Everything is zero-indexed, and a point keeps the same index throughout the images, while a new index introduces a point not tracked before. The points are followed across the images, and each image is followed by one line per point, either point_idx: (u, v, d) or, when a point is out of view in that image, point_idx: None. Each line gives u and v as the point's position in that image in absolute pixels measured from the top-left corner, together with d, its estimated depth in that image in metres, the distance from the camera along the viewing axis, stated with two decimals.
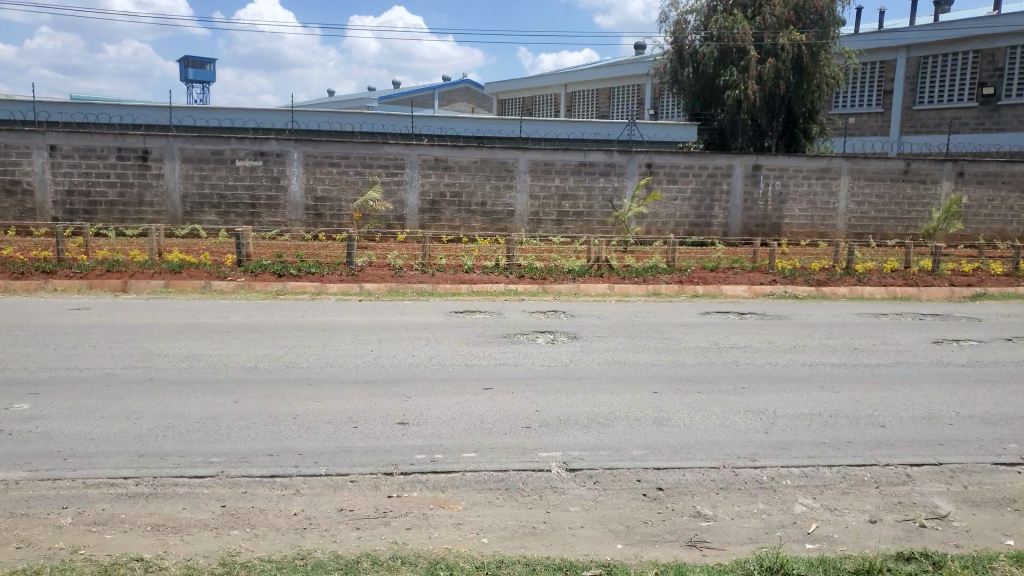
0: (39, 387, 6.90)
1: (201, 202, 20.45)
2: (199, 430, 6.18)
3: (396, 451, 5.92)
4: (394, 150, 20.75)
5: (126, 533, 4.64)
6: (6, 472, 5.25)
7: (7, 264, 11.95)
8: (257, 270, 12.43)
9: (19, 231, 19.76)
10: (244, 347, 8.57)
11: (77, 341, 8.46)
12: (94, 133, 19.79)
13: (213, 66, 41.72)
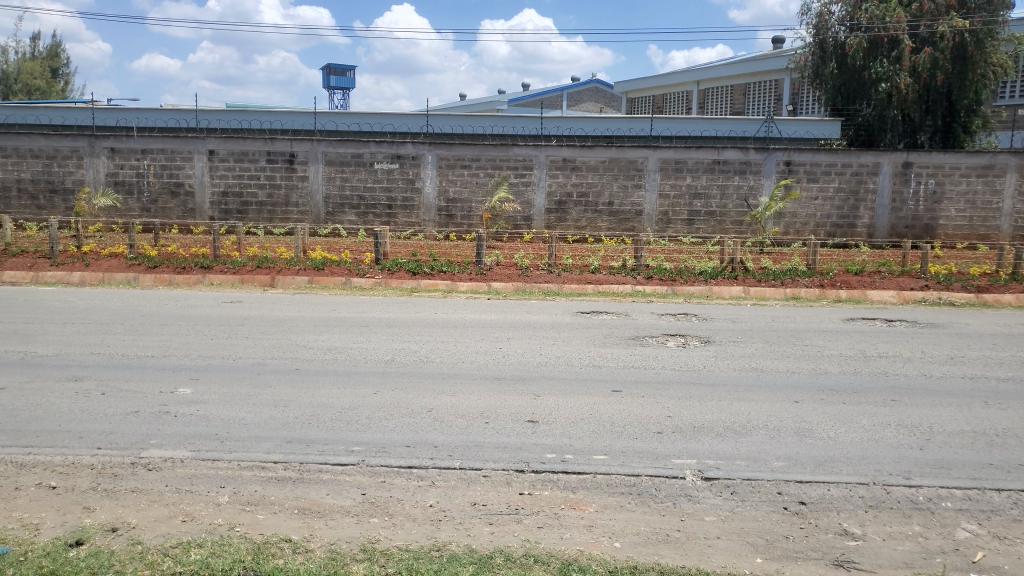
0: (199, 373, 7.46)
1: (342, 203, 21.46)
2: (341, 419, 6.47)
3: (527, 449, 5.95)
4: (524, 151, 20.99)
5: (275, 515, 4.91)
6: (174, 450, 5.69)
7: (171, 259, 13.01)
8: (392, 268, 12.90)
9: (181, 229, 21.44)
10: (380, 342, 8.90)
11: (231, 332, 9.08)
12: (247, 138, 21.20)
13: (353, 72, 43.71)
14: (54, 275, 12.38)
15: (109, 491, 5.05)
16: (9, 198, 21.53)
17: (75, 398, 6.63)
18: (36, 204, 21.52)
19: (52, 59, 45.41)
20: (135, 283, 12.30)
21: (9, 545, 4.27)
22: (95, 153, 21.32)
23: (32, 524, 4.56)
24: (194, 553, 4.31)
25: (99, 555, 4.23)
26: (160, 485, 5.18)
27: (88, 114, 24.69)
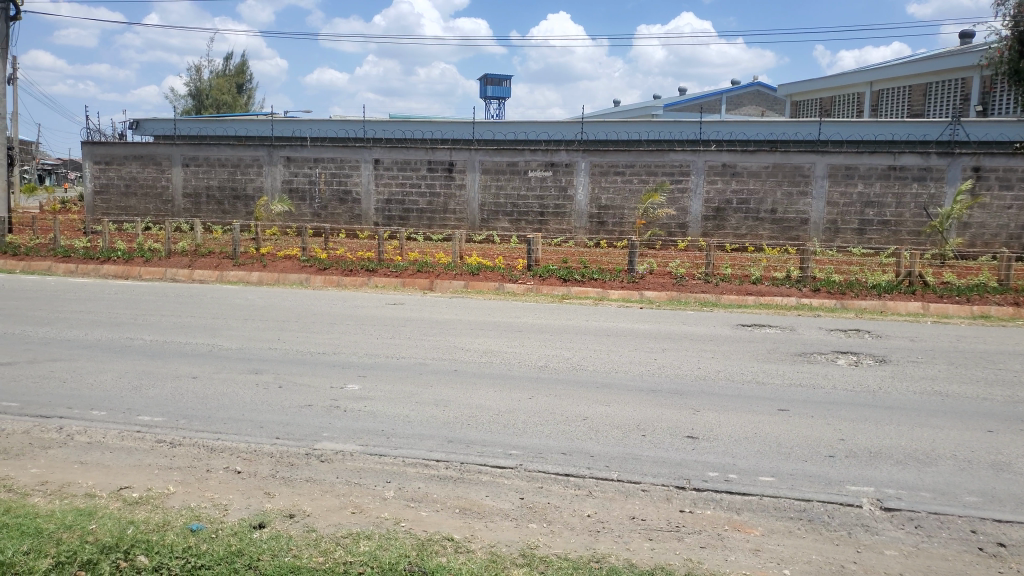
0: (366, 371, 7.81)
1: (496, 211, 21.92)
2: (500, 422, 6.55)
3: (688, 465, 5.75)
4: (681, 158, 20.63)
5: (438, 513, 5.02)
6: (344, 444, 5.98)
7: (339, 261, 13.78)
8: (543, 275, 13.00)
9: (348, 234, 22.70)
10: (534, 347, 8.95)
11: (395, 332, 9.46)
12: (409, 148, 22.17)
13: (509, 82, 44.62)
14: (237, 274, 13.46)
15: (287, 479, 5.36)
16: (199, 204, 23.66)
17: (258, 389, 7.13)
18: (221, 209, 23.49)
19: (238, 76, 49.50)
20: (307, 284, 13.12)
21: (202, 522, 4.63)
22: (273, 162, 23.04)
23: (222, 504, 4.92)
24: (364, 545, 4.48)
25: (279, 539, 4.48)
26: (332, 476, 5.45)
27: (268, 127, 26.82)
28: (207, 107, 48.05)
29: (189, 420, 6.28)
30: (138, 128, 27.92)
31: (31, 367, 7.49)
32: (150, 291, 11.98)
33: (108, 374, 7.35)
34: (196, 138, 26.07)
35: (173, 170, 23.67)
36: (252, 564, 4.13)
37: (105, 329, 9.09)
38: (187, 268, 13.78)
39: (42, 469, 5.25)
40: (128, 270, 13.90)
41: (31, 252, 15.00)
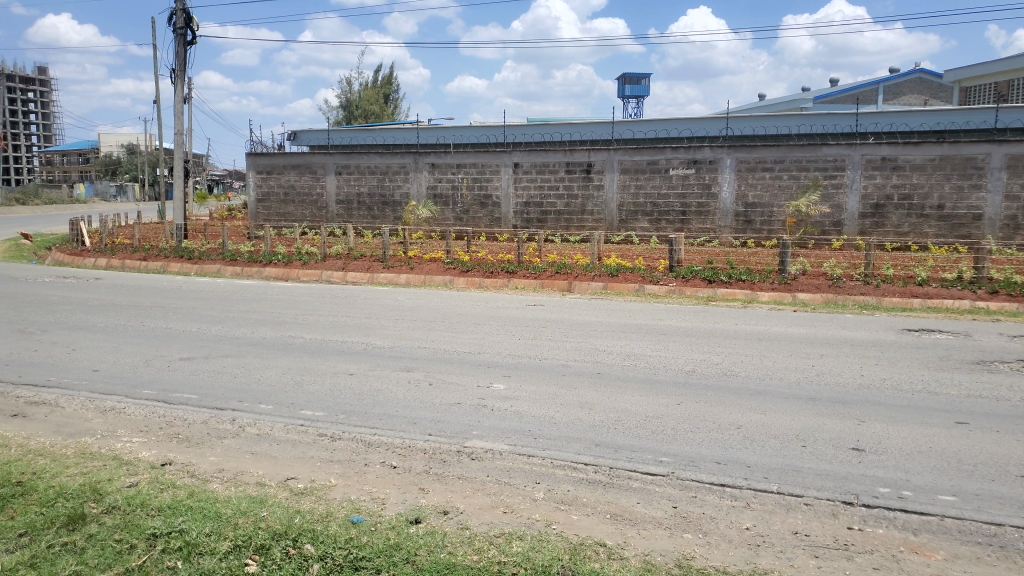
0: (511, 371, 7.88)
1: (636, 211, 21.61)
2: (648, 427, 6.40)
3: (854, 479, 5.37)
4: (835, 151, 19.53)
5: (589, 517, 4.94)
6: (493, 443, 6.04)
7: (481, 263, 14.06)
8: (687, 276, 12.67)
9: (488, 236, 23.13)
10: (680, 351, 8.70)
11: (537, 334, 9.47)
12: (549, 150, 22.29)
13: (648, 80, 43.98)
14: (386, 276, 14.03)
15: (439, 475, 5.47)
16: (350, 210, 24.89)
17: (409, 386, 7.36)
18: (371, 214, 24.58)
19: (385, 86, 51.67)
20: (450, 285, 13.47)
21: (362, 515, 4.80)
22: (418, 168, 23.87)
23: (379, 498, 5.08)
24: (516, 545, 4.48)
25: (434, 535, 4.57)
26: (482, 474, 5.51)
27: (413, 135, 27.91)
28: (357, 117, 50.74)
29: (348, 415, 6.56)
30: (294, 139, 29.79)
31: (208, 361, 8.11)
32: (308, 292, 12.69)
33: (274, 370, 7.83)
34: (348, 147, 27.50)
35: (327, 178, 25.02)
36: (410, 558, 4.22)
37: (270, 327, 9.71)
38: (340, 270, 14.52)
39: (219, 458, 5.64)
40: (287, 272, 14.81)
41: (204, 256, 16.28)
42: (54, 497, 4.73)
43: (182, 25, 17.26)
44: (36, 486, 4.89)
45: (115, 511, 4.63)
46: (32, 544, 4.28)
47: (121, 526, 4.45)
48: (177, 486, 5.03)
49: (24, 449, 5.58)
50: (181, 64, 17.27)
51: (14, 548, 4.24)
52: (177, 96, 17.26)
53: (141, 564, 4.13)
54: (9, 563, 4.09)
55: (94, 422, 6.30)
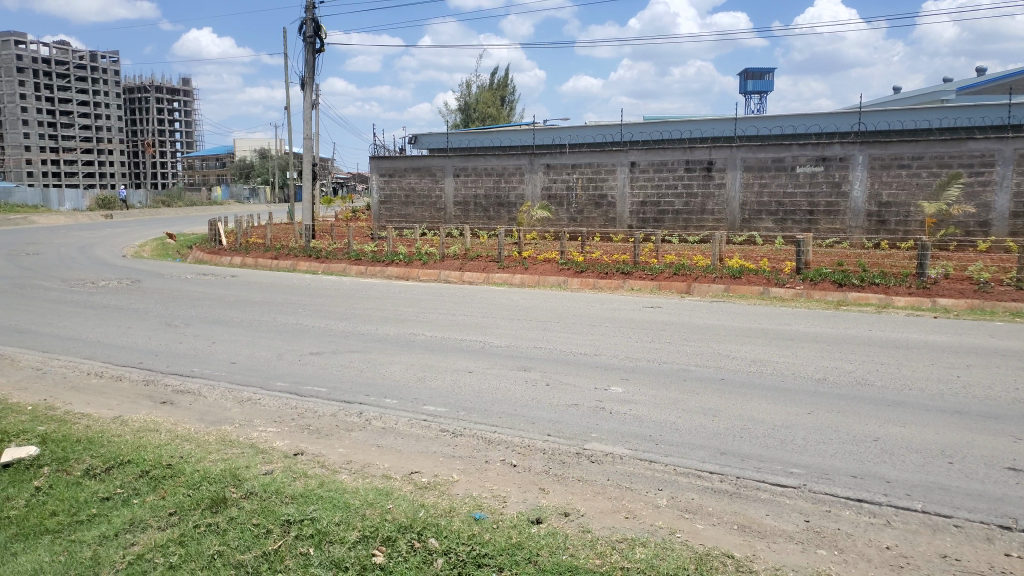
0: (630, 374, 7.75)
1: (759, 210, 20.86)
2: (776, 436, 6.13)
3: (1011, 502, 4.93)
4: (983, 146, 18.21)
5: (715, 527, 4.76)
6: (614, 446, 5.95)
7: (596, 264, 13.94)
8: (815, 279, 12.09)
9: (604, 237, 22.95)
10: (808, 358, 8.30)
11: (656, 336, 9.28)
12: (667, 149, 21.86)
13: (771, 75, 42.43)
14: (502, 276, 14.18)
15: (560, 476, 5.43)
16: (467, 211, 25.33)
17: (528, 385, 7.37)
18: (487, 215, 24.93)
19: (501, 88, 52.30)
20: (565, 285, 13.44)
21: (484, 512, 4.82)
22: (534, 170, 24.02)
23: (500, 496, 5.09)
24: (640, 551, 4.36)
25: (556, 536, 4.52)
26: (603, 478, 5.42)
27: (529, 136, 28.13)
28: (473, 119, 51.72)
29: (468, 412, 6.64)
30: (415, 142, 30.66)
31: (335, 356, 8.42)
32: (427, 290, 12.98)
33: (398, 366, 8.05)
34: (467, 150, 28.04)
35: (446, 180, 25.56)
36: (533, 558, 4.21)
37: (392, 324, 9.98)
38: (458, 270, 14.77)
39: (347, 449, 5.83)
40: (408, 272, 15.21)
41: (331, 255, 16.95)
42: (199, 480, 5.03)
43: (312, 33, 18.06)
44: (183, 469, 5.21)
45: (253, 496, 4.86)
46: (180, 523, 4.57)
47: (258, 511, 4.67)
48: (308, 476, 5.23)
49: (173, 433, 5.97)
50: (310, 71, 18.07)
51: (164, 526, 4.54)
52: (306, 102, 18.08)
53: (277, 548, 4.31)
54: (160, 541, 4.39)
55: (233, 411, 6.67)
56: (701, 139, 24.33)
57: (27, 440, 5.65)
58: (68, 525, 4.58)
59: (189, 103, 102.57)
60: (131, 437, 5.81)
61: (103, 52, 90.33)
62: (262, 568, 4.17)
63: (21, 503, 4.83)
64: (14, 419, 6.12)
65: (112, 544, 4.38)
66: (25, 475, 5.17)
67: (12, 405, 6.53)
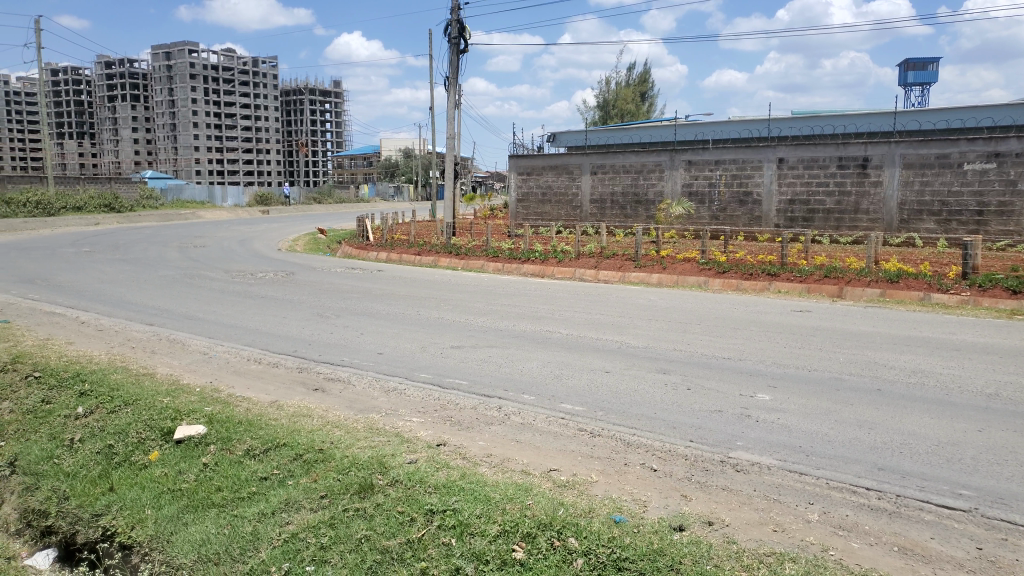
0: (777, 381, 7.38)
1: (919, 210, 19.42)
2: (941, 454, 5.64)
3: None
4: None
5: (872, 547, 4.42)
6: (761, 456, 5.68)
7: (739, 264, 13.43)
8: (984, 285, 11.06)
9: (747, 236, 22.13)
10: (978, 370, 7.59)
11: (805, 342, 8.81)
12: (817, 145, 20.76)
13: (936, 65, 39.38)
14: (638, 275, 13.98)
15: (703, 483, 5.25)
16: (604, 209, 25.17)
17: (667, 389, 7.19)
18: (624, 213, 24.68)
19: (640, 84, 51.66)
20: (705, 286, 13.08)
21: (624, 515, 4.72)
22: (674, 167, 23.53)
23: (641, 500, 4.97)
24: (790, 567, 4.12)
25: (699, 544, 4.35)
26: (749, 488, 5.19)
27: (669, 132, 27.61)
28: (612, 116, 51.59)
29: (606, 412, 6.56)
30: (553, 140, 30.85)
31: (474, 351, 8.58)
32: (564, 288, 12.98)
33: (535, 362, 8.08)
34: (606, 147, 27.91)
35: (583, 178, 25.48)
36: (675, 566, 4.08)
37: (529, 321, 10.04)
38: (594, 269, 14.69)
39: (487, 442, 5.91)
40: (543, 269, 15.30)
41: (470, 252, 17.29)
42: (349, 465, 5.24)
43: (456, 35, 18.52)
44: (334, 454, 5.45)
45: (398, 484, 5.00)
46: (331, 505, 4.78)
47: (403, 498, 4.80)
48: (450, 467, 5.34)
49: (323, 420, 6.27)
50: (454, 72, 18.55)
51: (317, 507, 4.77)
52: (450, 103, 18.58)
53: (420, 536, 4.43)
54: (312, 521, 4.62)
55: (380, 400, 6.93)
56: (855, 133, 22.96)
57: (197, 419, 6.11)
58: (231, 501, 4.92)
59: (340, 106, 108.22)
60: (287, 422, 6.15)
61: (264, 58, 97.08)
62: (406, 555, 4.29)
63: (191, 477, 5.24)
64: (186, 399, 6.64)
65: (270, 522, 4.66)
66: (195, 451, 5.60)
67: (183, 386, 7.09)
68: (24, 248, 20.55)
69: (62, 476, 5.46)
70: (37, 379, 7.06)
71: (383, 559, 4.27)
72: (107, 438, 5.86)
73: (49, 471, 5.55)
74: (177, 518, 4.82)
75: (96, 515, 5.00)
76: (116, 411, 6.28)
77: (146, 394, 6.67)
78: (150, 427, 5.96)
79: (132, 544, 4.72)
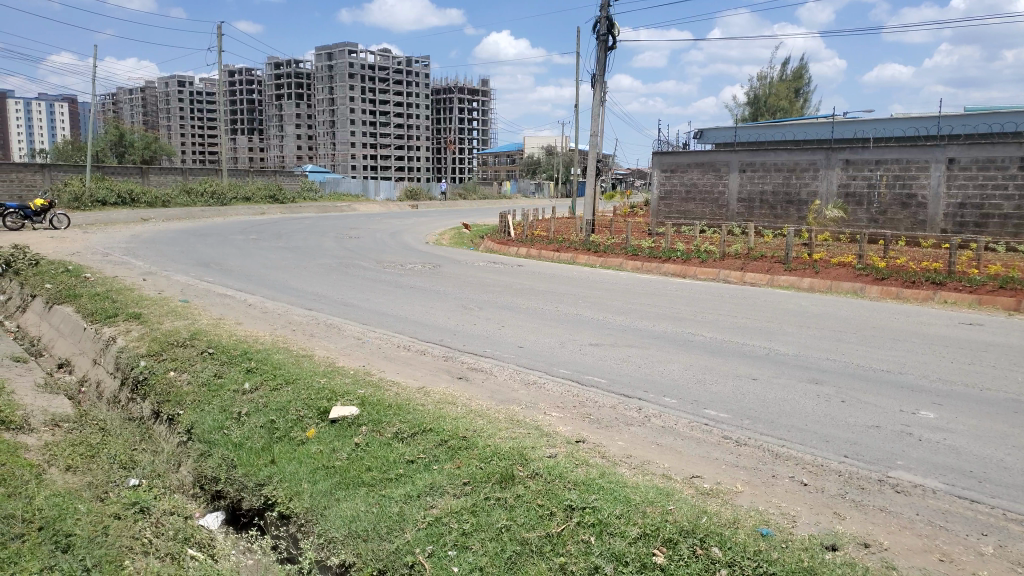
0: (943, 399, 6.82)
1: None
2: None
3: None
4: None
5: None
6: (924, 478, 5.27)
7: (900, 271, 12.53)
8: None
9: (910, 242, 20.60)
10: None
11: (976, 359, 8.08)
12: (997, 144, 18.91)
13: None
14: (788, 279, 13.39)
15: (858, 503, 4.93)
16: (751, 208, 24.25)
17: (818, 400, 6.81)
18: (773, 213, 23.69)
19: (796, 80, 49.36)
20: (861, 294, 12.34)
21: (771, 528, 4.52)
22: (830, 165, 22.32)
23: (789, 514, 4.74)
24: None
25: (854, 566, 4.08)
26: (911, 512, 4.82)
27: (827, 129, 26.22)
28: (764, 112, 49.65)
29: (753, 421, 6.31)
30: (700, 137, 30.06)
31: (615, 350, 8.50)
32: (707, 289, 12.62)
33: (677, 365, 7.90)
34: (756, 145, 26.87)
35: (730, 176, 24.66)
36: None
37: (671, 322, 9.83)
38: (739, 270, 14.21)
39: (627, 443, 5.85)
40: (685, 269, 14.96)
41: (609, 250, 17.12)
42: (490, 455, 5.34)
43: (605, 31, 18.41)
44: (476, 442, 5.57)
45: (538, 477, 5.03)
46: (473, 493, 4.89)
47: (543, 492, 4.82)
48: (590, 464, 5.32)
49: (467, 408, 6.42)
50: (601, 69, 18.45)
51: (460, 494, 4.89)
52: (595, 100, 18.52)
53: (560, 531, 4.44)
54: (454, 507, 4.74)
55: (520, 392, 7.02)
56: None
57: (350, 401, 6.43)
58: (380, 481, 5.14)
59: (485, 103, 110.63)
60: (432, 408, 6.35)
61: (415, 57, 100.82)
62: (545, 549, 4.32)
63: (344, 456, 5.52)
64: (340, 380, 7.02)
65: (415, 504, 4.83)
66: (347, 431, 5.89)
67: (338, 368, 7.49)
68: (200, 234, 22.47)
69: (231, 445, 5.92)
70: (211, 354, 7.70)
71: (523, 551, 4.31)
72: (270, 413, 6.28)
73: (220, 439, 6.02)
74: (331, 493, 5.10)
75: (259, 484, 5.38)
76: (278, 389, 6.73)
77: (305, 374, 7.11)
78: (308, 406, 6.34)
79: (290, 515, 5.04)
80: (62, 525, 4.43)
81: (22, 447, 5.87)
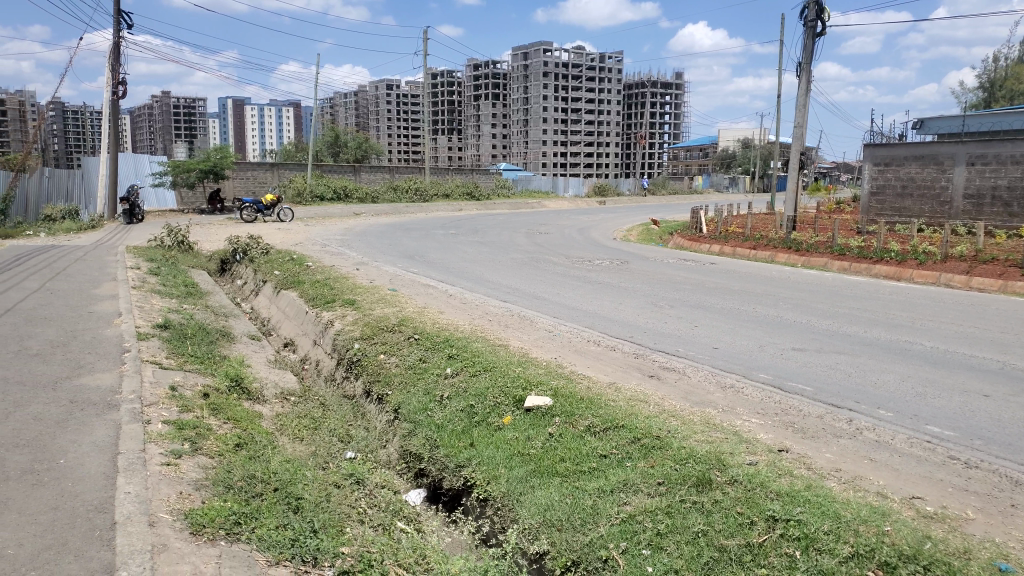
0: None
1: None
2: None
3: None
4: None
5: None
6: None
7: None
8: None
9: None
10: None
11: None
12: None
13: None
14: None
15: None
16: (980, 205, 21.81)
17: None
18: (1007, 211, 21.16)
19: None
20: None
21: (1011, 563, 4.01)
22: None
23: None
24: None
25: None
26: None
27: None
28: (998, 97, 44.45)
29: (986, 442, 5.65)
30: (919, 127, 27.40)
31: (820, 356, 7.97)
32: (928, 294, 11.49)
33: (892, 375, 7.27)
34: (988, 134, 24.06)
35: (954, 170, 22.29)
36: None
37: (885, 329, 9.04)
38: (964, 274, 12.82)
39: (837, 456, 5.46)
40: (900, 271, 13.75)
41: (812, 248, 16.11)
42: (686, 457, 5.20)
43: (813, 17, 17.32)
44: (671, 443, 5.44)
45: (738, 483, 4.82)
46: (668, 493, 4.80)
47: (743, 499, 4.62)
48: (795, 475, 5.02)
49: (660, 407, 6.32)
50: (807, 57, 17.37)
51: (654, 493, 4.81)
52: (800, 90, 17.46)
53: (762, 542, 4.23)
54: (649, 506, 4.67)
55: (716, 395, 6.79)
56: None
57: (544, 391, 6.54)
58: (573, 473, 5.19)
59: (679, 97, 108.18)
60: (625, 404, 6.31)
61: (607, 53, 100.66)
62: (746, 559, 4.13)
63: (538, 445, 5.63)
64: (534, 371, 7.17)
65: (609, 499, 4.83)
66: (541, 420, 6.01)
67: (532, 359, 7.65)
68: (404, 228, 23.97)
69: (433, 427, 6.27)
70: (416, 340, 8.16)
71: (721, 558, 4.15)
72: (470, 398, 6.55)
73: (424, 421, 6.40)
74: (526, 480, 5.23)
75: (459, 466, 5.65)
76: (476, 375, 7.01)
77: (502, 362, 7.34)
78: (505, 393, 6.55)
79: (486, 498, 5.24)
80: (293, 488, 4.90)
81: (259, 416, 6.57)
